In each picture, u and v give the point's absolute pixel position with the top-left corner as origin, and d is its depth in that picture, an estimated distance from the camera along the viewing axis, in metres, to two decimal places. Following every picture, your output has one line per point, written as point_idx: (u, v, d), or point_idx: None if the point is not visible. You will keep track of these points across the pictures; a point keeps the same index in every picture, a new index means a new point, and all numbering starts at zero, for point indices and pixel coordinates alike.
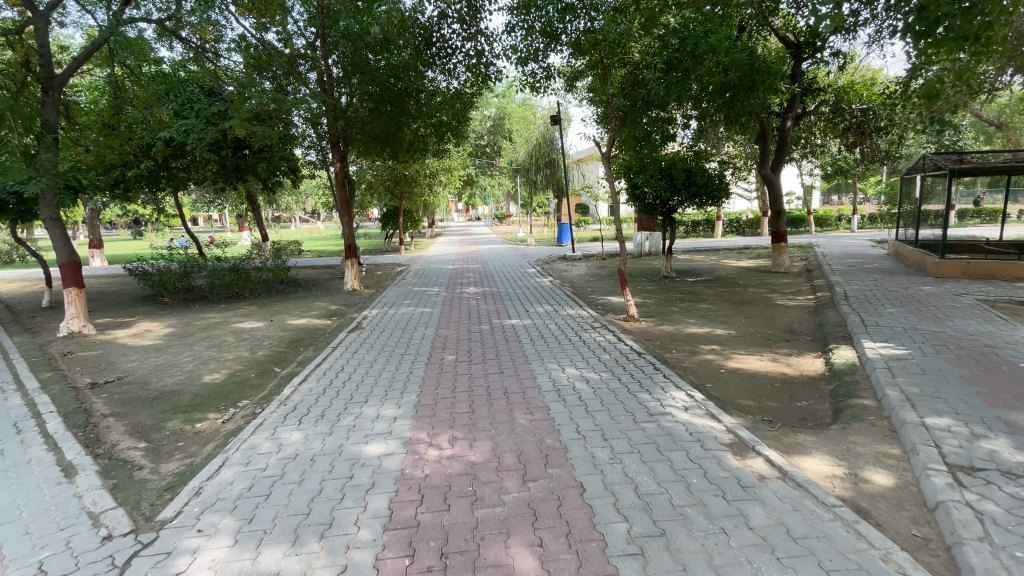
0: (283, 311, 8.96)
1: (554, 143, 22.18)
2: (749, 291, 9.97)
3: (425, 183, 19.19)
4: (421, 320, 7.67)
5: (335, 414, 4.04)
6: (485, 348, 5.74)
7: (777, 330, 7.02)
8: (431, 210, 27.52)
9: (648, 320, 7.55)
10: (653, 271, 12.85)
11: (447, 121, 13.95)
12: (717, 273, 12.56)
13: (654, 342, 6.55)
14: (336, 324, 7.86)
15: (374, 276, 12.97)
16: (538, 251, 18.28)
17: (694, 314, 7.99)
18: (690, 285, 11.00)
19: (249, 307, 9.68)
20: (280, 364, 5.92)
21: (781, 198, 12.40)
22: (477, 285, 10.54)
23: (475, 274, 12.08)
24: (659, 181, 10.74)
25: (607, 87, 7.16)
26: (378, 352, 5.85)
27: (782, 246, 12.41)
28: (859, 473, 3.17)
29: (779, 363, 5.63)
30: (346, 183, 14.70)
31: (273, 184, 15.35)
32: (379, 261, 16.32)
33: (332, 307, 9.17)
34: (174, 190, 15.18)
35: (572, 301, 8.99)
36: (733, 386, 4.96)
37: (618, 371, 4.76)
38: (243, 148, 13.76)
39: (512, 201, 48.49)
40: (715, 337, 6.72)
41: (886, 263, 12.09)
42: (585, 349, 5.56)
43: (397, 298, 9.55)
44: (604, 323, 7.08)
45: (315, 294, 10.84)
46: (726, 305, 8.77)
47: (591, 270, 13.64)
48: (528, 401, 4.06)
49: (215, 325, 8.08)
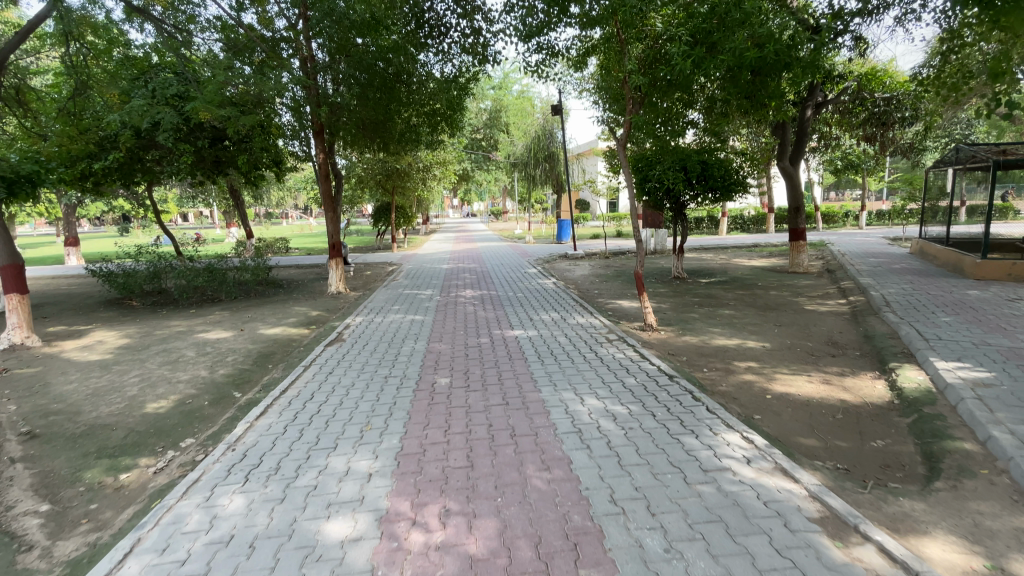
0: (257, 317, 8.01)
1: (554, 136, 21.22)
2: (772, 294, 9.09)
3: (418, 177, 18.21)
4: (410, 329, 6.71)
5: (292, 469, 3.11)
6: (484, 367, 4.80)
7: (818, 342, 6.16)
8: (425, 205, 26.53)
9: (667, 329, 6.66)
10: (662, 271, 11.98)
11: (440, 110, 12.93)
12: (732, 273, 11.69)
13: (680, 357, 5.65)
14: (314, 333, 6.91)
15: (362, 277, 12.04)
16: (537, 249, 17.38)
17: (719, 322, 7.10)
18: (706, 286, 10.12)
19: (219, 313, 8.71)
20: (243, 387, 5.00)
21: (801, 193, 11.55)
22: (475, 288, 9.62)
23: (471, 275, 11.17)
24: (673, 173, 9.82)
25: (624, 65, 6.22)
26: (357, 372, 4.91)
27: (800, 245, 11.54)
28: (1006, 567, 2.32)
29: (834, 386, 4.77)
30: (334, 176, 13.74)
31: (255, 178, 14.33)
32: (369, 260, 15.36)
33: (312, 313, 8.23)
34: (147, 184, 14.14)
35: (579, 305, 8.08)
36: (788, 420, 4.08)
37: (650, 403, 3.83)
38: (218, 139, 12.83)
39: (507, 197, 47.51)
40: (749, 350, 5.84)
41: (913, 263, 11.22)
42: (604, 369, 4.65)
43: (385, 302, 8.58)
44: (618, 333, 6.15)
45: (295, 297, 9.88)
46: (750, 310, 7.89)
47: (595, 270, 12.74)
48: (542, 449, 3.13)
49: (178, 335, 7.12)
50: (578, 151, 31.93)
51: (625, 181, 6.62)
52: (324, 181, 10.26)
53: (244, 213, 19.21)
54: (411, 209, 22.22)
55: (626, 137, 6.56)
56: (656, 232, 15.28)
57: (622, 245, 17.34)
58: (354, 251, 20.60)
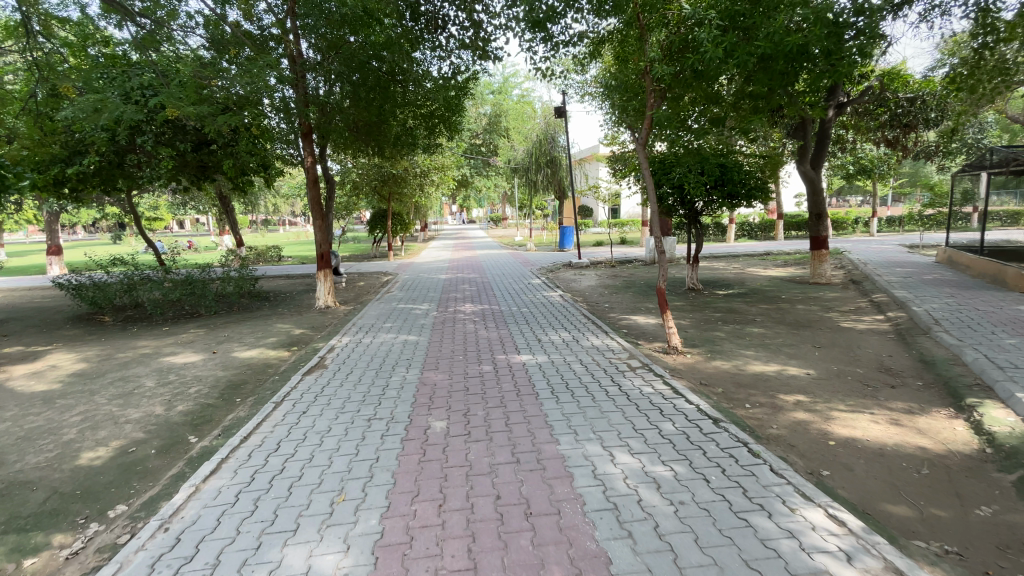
0: (234, 337, 7.22)
1: (556, 140, 20.51)
2: (799, 309, 8.33)
3: (415, 183, 17.48)
4: (402, 351, 5.91)
5: (234, 570, 2.31)
6: (488, 406, 4.00)
7: (869, 368, 5.40)
8: (423, 212, 25.79)
9: (694, 352, 5.89)
10: (675, 282, 11.23)
11: (438, 113, 12.19)
12: (749, 284, 10.94)
13: (716, 388, 4.88)
14: (295, 355, 6.13)
15: (355, 288, 11.27)
16: (540, 258, 16.60)
17: (750, 343, 6.34)
18: (725, 299, 9.35)
19: (195, 330, 7.92)
20: (201, 429, 4.23)
21: (823, 199, 10.81)
22: (475, 302, 8.81)
23: (471, 287, 10.40)
24: (695, 177, 9.06)
25: (645, 52, 5.46)
26: (336, 411, 4.11)
27: (823, 254, 10.79)
28: None
29: (906, 428, 4.01)
30: (325, 182, 12.99)
31: (242, 185, 13.57)
32: (363, 269, 14.58)
33: (295, 331, 7.45)
34: (127, 191, 13.36)
35: (592, 322, 7.29)
36: (865, 478, 3.32)
37: (699, 461, 3.04)
38: (201, 143, 12.08)
39: (507, 203, 46.68)
40: (793, 379, 5.08)
41: (945, 274, 10.47)
42: (634, 409, 3.86)
43: (376, 319, 7.77)
44: (639, 358, 5.36)
45: (280, 312, 9.10)
46: (781, 327, 7.13)
47: (602, 280, 11.99)
48: (571, 540, 2.34)
49: (141, 359, 6.32)
50: (579, 156, 31.27)
51: (647, 187, 5.83)
52: (311, 184, 9.46)
53: (234, 219, 18.44)
54: (408, 216, 21.48)
55: (646, 136, 5.78)
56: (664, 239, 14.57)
57: (629, 253, 16.57)
58: (349, 259, 19.81)
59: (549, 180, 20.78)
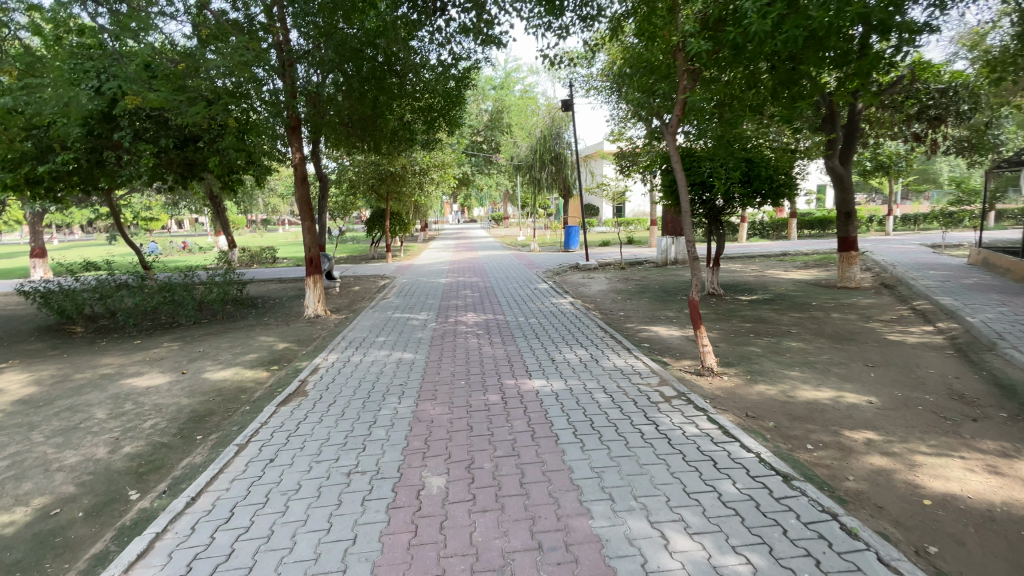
0: (210, 354, 6.47)
1: (561, 136, 19.70)
2: (836, 318, 7.57)
3: (414, 182, 16.75)
4: (396, 371, 5.14)
5: None
6: (497, 454, 3.23)
7: (938, 393, 4.67)
8: (423, 211, 25.08)
9: (731, 375, 5.14)
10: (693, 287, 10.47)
11: (438, 107, 11.42)
12: (772, 288, 10.19)
13: (767, 421, 4.13)
14: (273, 377, 5.37)
15: (349, 294, 10.52)
16: (546, 259, 15.85)
17: (791, 362, 5.58)
18: (750, 305, 8.60)
19: (169, 344, 7.18)
20: (148, 481, 3.48)
21: (852, 197, 10.02)
22: (478, 311, 8.04)
23: (474, 292, 9.63)
24: (729, 168, 8.29)
25: (678, 24, 4.69)
26: (311, 458, 3.35)
27: (852, 256, 10.01)
28: None
29: (1012, 480, 3.28)
30: (319, 179, 12.23)
31: (231, 185, 12.87)
32: (360, 272, 13.84)
33: (278, 346, 6.70)
34: (107, 191, 12.64)
35: (608, 334, 6.52)
36: (989, 560, 2.58)
37: (784, 549, 2.28)
38: (184, 141, 11.45)
39: (508, 202, 45.99)
40: (854, 410, 4.34)
41: (984, 277, 9.73)
42: (680, 460, 3.09)
43: (368, 331, 6.99)
44: (671, 382, 4.59)
45: (266, 321, 8.35)
46: (821, 341, 6.37)
47: (613, 284, 11.24)
48: None
49: (99, 382, 5.56)
50: (582, 154, 30.52)
51: (677, 181, 5.06)
52: (298, 181, 8.59)
53: (225, 220, 17.72)
54: (407, 216, 20.77)
55: (678, 123, 5.00)
56: (676, 239, 13.82)
57: (639, 253, 15.81)
58: (345, 261, 19.07)
59: (553, 178, 20.00)
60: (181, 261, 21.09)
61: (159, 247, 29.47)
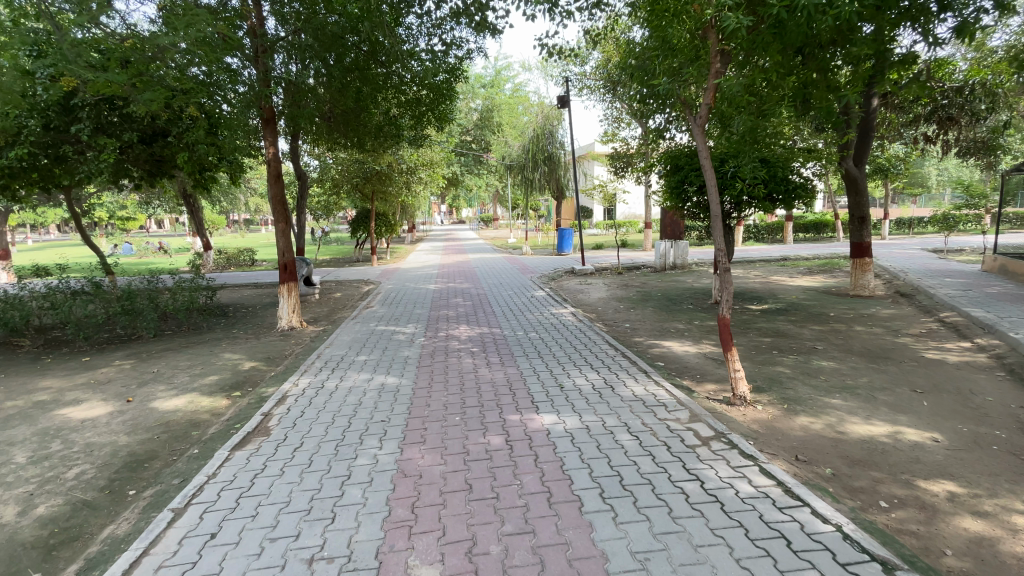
0: (168, 375, 5.66)
1: (554, 135, 19.03)
2: (860, 332, 6.96)
3: (400, 181, 15.94)
4: (376, 399, 4.38)
5: None
6: (505, 528, 2.50)
7: (1007, 428, 4.05)
8: (410, 212, 24.28)
9: (765, 404, 4.48)
10: (699, 294, 9.85)
11: (426, 101, 10.60)
12: (782, 295, 9.61)
13: (823, 468, 3.46)
14: (236, 407, 4.60)
15: (329, 302, 9.72)
16: (539, 262, 15.17)
17: (829, 386, 4.93)
18: (764, 315, 7.98)
19: (120, 362, 6.33)
20: (56, 561, 2.70)
21: (866, 200, 9.43)
22: (470, 322, 7.28)
23: (465, 301, 8.89)
24: (751, 167, 7.59)
25: None
26: (264, 535, 2.59)
27: (865, 262, 9.42)
28: None
29: None
30: (300, 178, 11.38)
31: (203, 183, 11.99)
32: (343, 277, 13.04)
33: (246, 365, 5.91)
34: (64, 190, 11.62)
35: (617, 350, 5.80)
36: None
37: None
38: (149, 137, 10.64)
39: (497, 203, 45.28)
40: (919, 451, 3.70)
41: (1004, 286, 9.23)
42: (743, 541, 2.38)
43: (347, 347, 6.19)
44: (703, 414, 3.88)
45: (234, 334, 7.54)
46: (853, 359, 5.75)
47: (613, 290, 10.58)
48: None
49: (28, 411, 4.72)
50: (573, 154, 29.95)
51: (707, 178, 4.31)
52: (272, 180, 7.79)
53: (200, 220, 16.77)
54: (394, 216, 19.94)
55: (709, 111, 4.27)
56: (675, 243, 13.21)
57: (635, 257, 15.20)
58: (327, 263, 18.19)
59: (546, 178, 19.29)
60: (153, 263, 20.07)
61: (134, 248, 28.32)
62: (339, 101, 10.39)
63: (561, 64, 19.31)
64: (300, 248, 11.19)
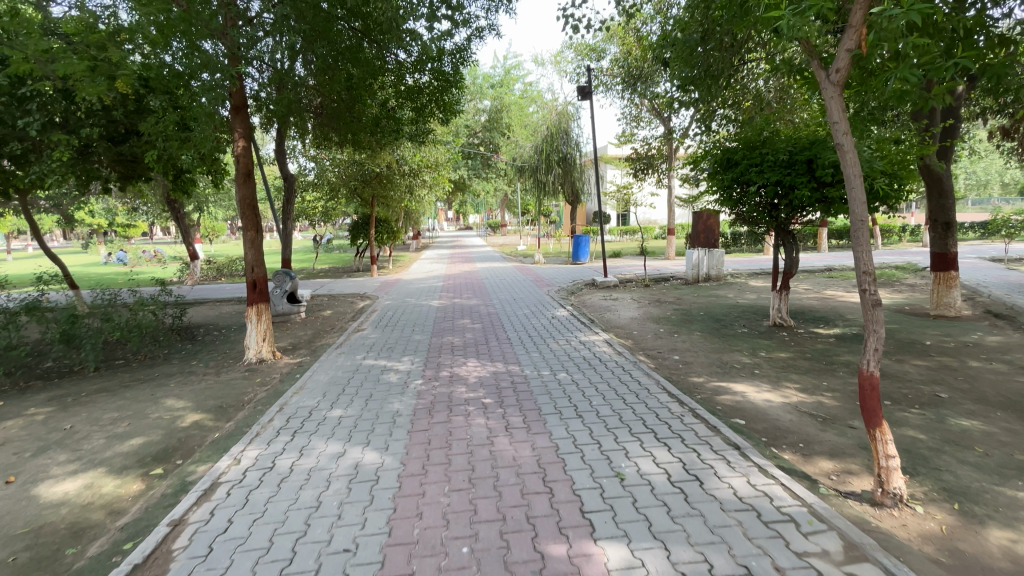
0: (83, 435, 4.27)
1: (570, 135, 17.53)
2: (979, 370, 5.44)
3: (403, 184, 14.58)
4: (342, 493, 2.91)
5: None
6: None
7: None
8: (413, 219, 22.92)
9: (925, 505, 3.00)
10: (749, 314, 8.37)
11: (429, 89, 9.08)
12: (850, 314, 8.11)
13: None
14: (150, 500, 3.19)
15: (317, 323, 8.33)
16: (555, 273, 13.72)
17: (996, 465, 3.46)
18: (842, 344, 6.49)
19: (33, 412, 4.90)
20: None
21: (951, 201, 7.90)
22: (481, 351, 5.80)
23: (475, 323, 7.43)
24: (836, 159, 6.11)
25: None
26: None
27: (950, 276, 7.87)
28: None
29: None
30: (285, 178, 10.00)
31: (179, 187, 10.65)
32: (337, 290, 11.66)
33: (189, 420, 4.49)
34: (20, 195, 10.22)
35: (678, 400, 4.28)
36: None
37: None
38: (115, 135, 9.30)
39: (505, 209, 44.18)
40: None
41: None
42: None
43: (322, 391, 4.73)
44: (862, 544, 2.39)
45: (192, 367, 6.11)
46: (1000, 416, 4.26)
47: (644, 307, 9.09)
48: None
49: None
50: None
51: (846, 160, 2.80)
52: (240, 180, 6.33)
53: (186, 228, 15.42)
54: (396, 222, 18.54)
55: (850, 61, 2.82)
56: (710, 252, 11.73)
57: (662, 267, 13.71)
58: (326, 274, 16.86)
59: (560, 182, 17.86)
60: (139, 275, 18.77)
61: (128, 254, 27.18)
62: (329, 88, 8.97)
63: (576, 59, 17.94)
64: (286, 260, 9.72)
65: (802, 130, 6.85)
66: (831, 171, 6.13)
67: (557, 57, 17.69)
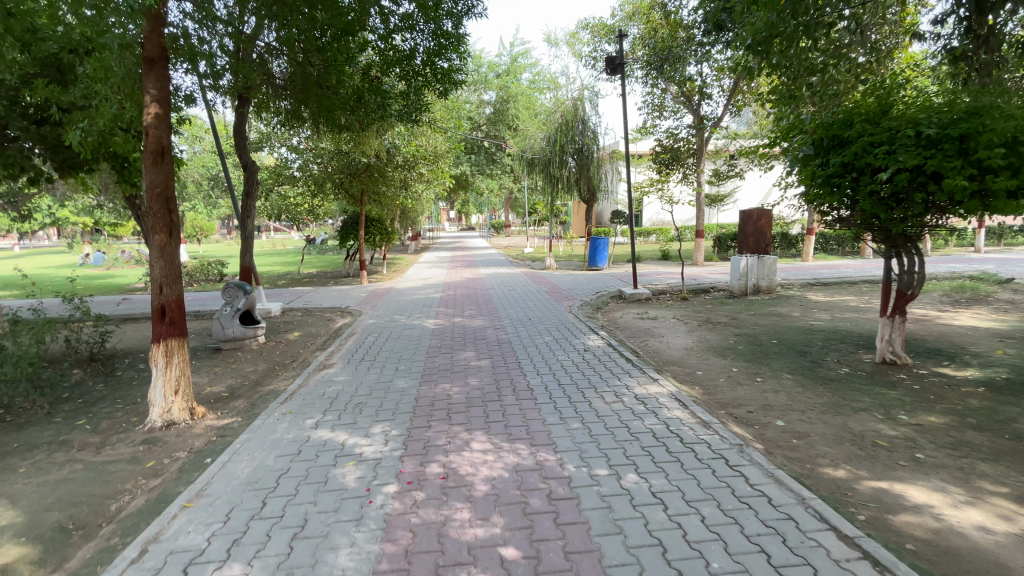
0: None
1: (587, 123, 15.64)
2: None
3: (396, 179, 12.70)
4: None
5: None
6: None
7: None
8: (411, 217, 21.03)
9: None
10: (838, 343, 6.45)
11: (422, 54, 7.13)
12: (971, 346, 6.21)
13: None
14: None
15: (279, 352, 6.43)
16: (573, 282, 11.82)
17: None
18: (1001, 398, 4.59)
19: None
20: None
21: None
22: (492, 414, 3.83)
23: (483, 357, 5.50)
24: (1009, 131, 4.18)
25: None
26: None
27: None
28: None
29: None
30: (248, 167, 8.08)
31: (125, 178, 8.76)
32: (316, 303, 9.76)
33: None
34: None
35: (857, 545, 2.33)
36: None
37: None
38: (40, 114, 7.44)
39: (508, 208, 42.45)
40: None
41: None
42: None
43: (228, 507, 2.79)
44: None
45: (70, 434, 4.18)
46: None
47: (695, 330, 7.14)
48: None
49: None
50: None
51: None
52: (148, 162, 4.41)
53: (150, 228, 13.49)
54: (391, 223, 16.64)
55: None
56: (761, 259, 9.81)
57: (698, 275, 11.78)
58: (311, 280, 14.97)
59: (574, 176, 16.06)
60: (106, 279, 16.89)
61: (108, 255, 25.33)
62: (297, 49, 7.10)
63: (592, 41, 16.05)
64: (246, 267, 7.80)
65: (941, 97, 4.93)
66: (1004, 150, 4.19)
67: (571, 37, 15.75)
